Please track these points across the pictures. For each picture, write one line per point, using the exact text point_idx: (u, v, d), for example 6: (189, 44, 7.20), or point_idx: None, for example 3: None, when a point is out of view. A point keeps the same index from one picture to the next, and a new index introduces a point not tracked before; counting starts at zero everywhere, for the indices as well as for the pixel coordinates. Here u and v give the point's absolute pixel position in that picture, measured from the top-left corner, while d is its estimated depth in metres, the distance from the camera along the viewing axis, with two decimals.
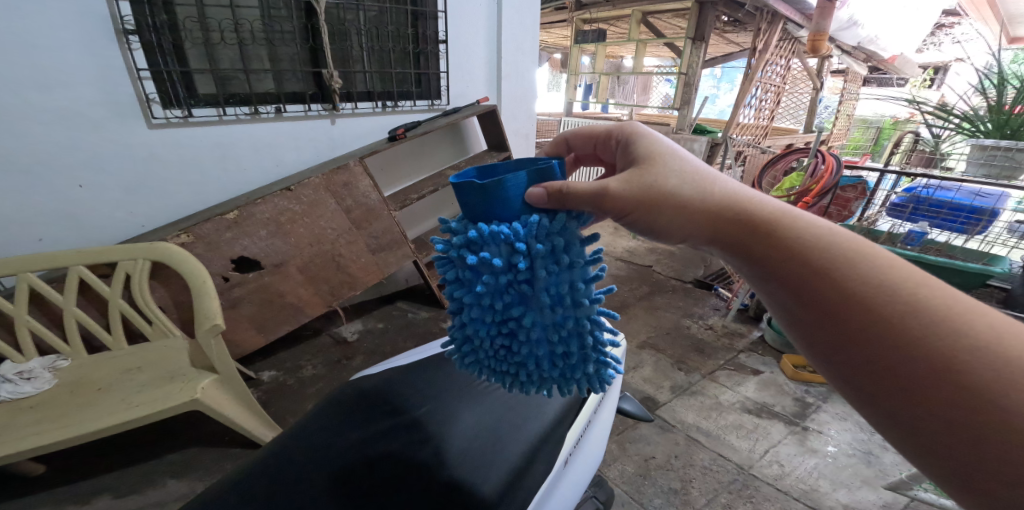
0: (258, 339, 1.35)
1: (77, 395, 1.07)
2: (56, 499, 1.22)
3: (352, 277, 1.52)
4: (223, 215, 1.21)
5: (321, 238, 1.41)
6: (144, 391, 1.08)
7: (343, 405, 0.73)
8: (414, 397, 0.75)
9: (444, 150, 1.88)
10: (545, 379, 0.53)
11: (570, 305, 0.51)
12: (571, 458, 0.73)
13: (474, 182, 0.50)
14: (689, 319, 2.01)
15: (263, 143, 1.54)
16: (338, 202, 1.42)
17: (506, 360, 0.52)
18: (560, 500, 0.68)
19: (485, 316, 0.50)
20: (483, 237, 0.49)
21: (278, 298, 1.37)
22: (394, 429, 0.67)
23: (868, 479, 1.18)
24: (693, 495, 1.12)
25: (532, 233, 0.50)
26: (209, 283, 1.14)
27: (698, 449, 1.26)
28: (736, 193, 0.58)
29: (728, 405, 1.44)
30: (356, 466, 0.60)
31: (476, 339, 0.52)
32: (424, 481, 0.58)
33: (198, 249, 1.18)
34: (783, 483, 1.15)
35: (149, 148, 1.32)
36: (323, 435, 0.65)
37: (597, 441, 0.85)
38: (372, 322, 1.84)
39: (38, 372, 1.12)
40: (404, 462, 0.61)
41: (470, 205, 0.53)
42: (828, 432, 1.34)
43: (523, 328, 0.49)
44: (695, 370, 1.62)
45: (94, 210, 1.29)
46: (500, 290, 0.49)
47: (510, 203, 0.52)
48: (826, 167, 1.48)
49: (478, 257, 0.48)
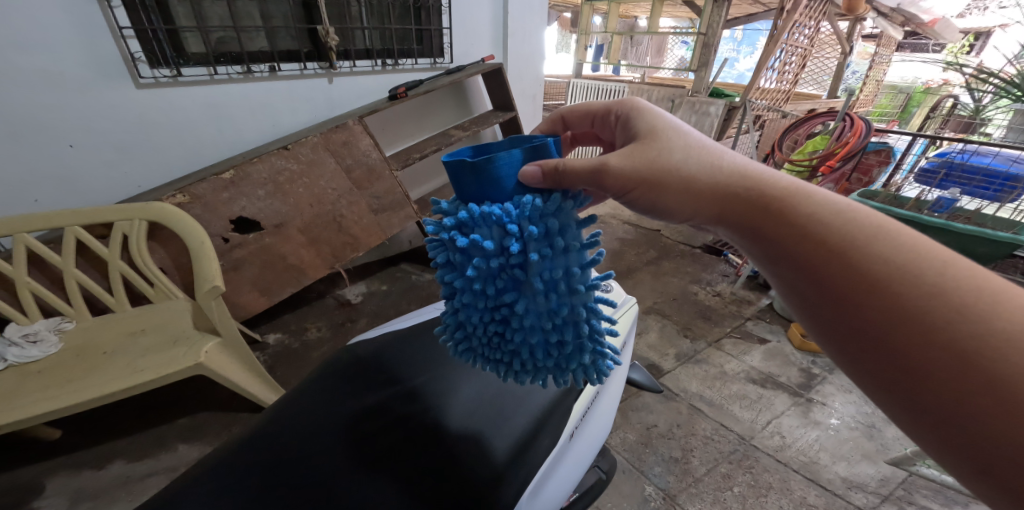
0: (261, 301, 1.34)
1: (80, 360, 1.06)
2: (69, 460, 1.24)
3: (354, 240, 1.48)
4: (219, 175, 1.17)
5: (322, 198, 1.37)
6: (146, 356, 1.07)
7: (348, 368, 0.71)
8: (413, 365, 0.73)
9: (447, 110, 1.82)
10: (537, 370, 0.49)
11: (565, 292, 0.46)
12: (576, 432, 0.71)
13: (465, 161, 0.47)
14: (697, 285, 1.98)
15: (259, 103, 1.49)
16: (338, 161, 1.36)
17: (500, 347, 0.48)
18: (563, 477, 0.67)
19: (478, 301, 0.46)
20: (474, 219, 0.46)
21: (280, 260, 1.34)
22: (394, 399, 0.65)
23: (869, 453, 1.17)
24: (693, 464, 1.12)
25: (524, 216, 0.46)
26: (208, 245, 1.10)
27: (700, 418, 1.25)
28: (746, 167, 0.53)
29: (734, 375, 1.42)
30: (355, 438, 0.58)
31: (469, 325, 0.49)
32: (421, 455, 0.56)
33: (195, 209, 1.15)
34: (784, 454, 1.15)
35: (140, 110, 1.28)
36: (325, 403, 0.63)
37: (602, 417, 0.82)
38: (376, 285, 1.81)
39: (44, 335, 1.11)
40: (401, 436, 0.59)
41: (463, 187, 0.49)
42: (833, 404, 1.33)
43: (516, 317, 0.46)
44: (701, 337, 1.61)
45: (89, 172, 1.26)
46: (492, 275, 0.46)
47: (502, 183, 0.49)
48: (855, 131, 1.43)
49: (469, 239, 0.45)
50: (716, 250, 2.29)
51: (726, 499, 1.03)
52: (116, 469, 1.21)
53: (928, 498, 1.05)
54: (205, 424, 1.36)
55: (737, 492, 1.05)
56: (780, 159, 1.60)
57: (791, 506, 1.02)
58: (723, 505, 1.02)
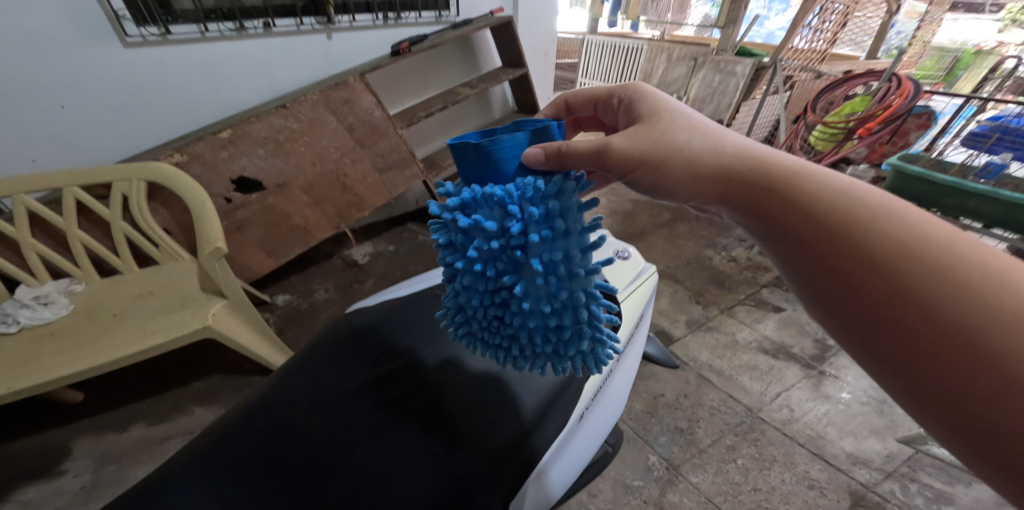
0: (269, 262, 1.27)
1: (90, 322, 0.98)
2: (92, 424, 1.23)
3: (359, 199, 1.34)
4: (216, 133, 1.04)
5: (324, 156, 1.24)
6: (155, 318, 0.98)
7: (348, 338, 0.65)
8: (416, 335, 0.67)
9: (454, 67, 1.73)
10: (536, 357, 0.45)
11: (565, 276, 0.42)
12: (586, 414, 0.67)
13: (469, 143, 0.43)
14: (711, 249, 1.82)
15: (254, 62, 1.37)
16: (338, 118, 1.22)
17: (499, 332, 0.44)
18: (573, 456, 0.64)
19: (478, 283, 0.42)
20: (476, 199, 0.42)
21: (285, 220, 1.24)
22: (395, 374, 0.60)
23: (878, 429, 1.12)
24: (698, 435, 1.10)
25: (526, 197, 0.42)
26: (210, 205, 1.00)
27: (708, 389, 1.22)
28: (752, 151, 0.51)
29: (745, 344, 1.36)
30: (358, 416, 0.54)
31: (468, 309, 0.44)
32: (425, 433, 0.53)
33: (194, 170, 1.04)
34: (790, 428, 1.12)
35: (130, 71, 1.17)
36: (325, 378, 0.58)
37: (616, 393, 0.79)
38: (383, 245, 1.73)
39: (54, 298, 1.03)
40: (402, 414, 0.55)
41: (466, 168, 0.45)
42: (845, 378, 1.25)
43: (517, 302, 0.41)
44: (713, 304, 1.53)
45: (85, 132, 1.18)
46: (493, 257, 0.41)
47: (508, 165, 0.44)
48: (901, 94, 1.34)
49: (471, 219, 0.41)
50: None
51: (730, 471, 1.02)
52: (137, 433, 1.20)
53: (933, 476, 1.01)
54: (218, 388, 1.33)
55: (740, 465, 1.03)
56: (815, 121, 1.55)
57: (795, 480, 1.01)
58: (726, 477, 1.01)
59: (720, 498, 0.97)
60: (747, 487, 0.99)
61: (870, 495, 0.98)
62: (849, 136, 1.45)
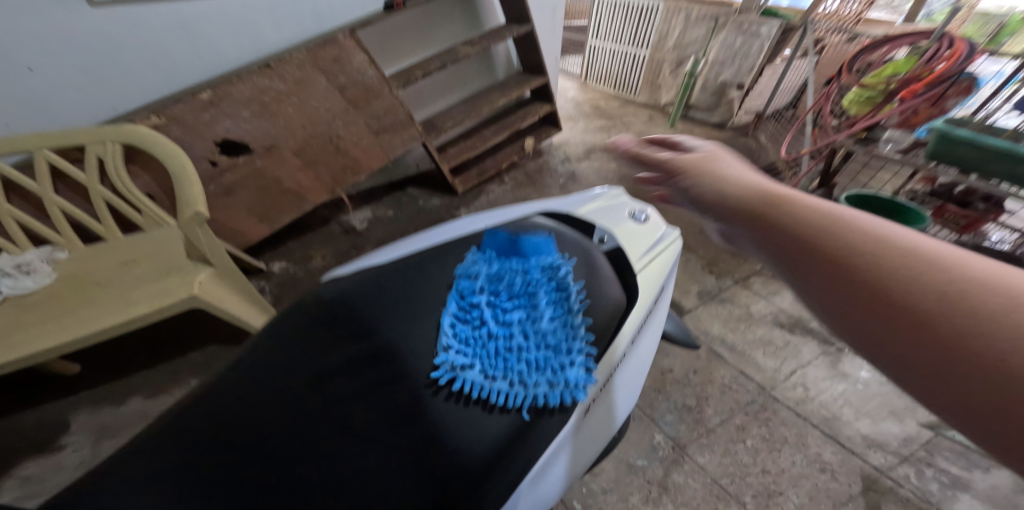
0: (261, 229, 1.19)
1: (70, 293, 0.80)
2: (92, 395, 1.13)
3: (355, 163, 1.26)
4: (195, 94, 0.94)
5: (315, 118, 1.12)
6: (143, 288, 0.81)
7: (312, 313, 0.54)
8: (388, 308, 0.54)
9: (453, 22, 1.47)
10: (528, 395, 0.46)
11: (566, 310, 0.52)
12: (591, 408, 0.54)
13: (505, 234, 0.60)
14: None
15: (234, 18, 1.13)
16: (330, 79, 1.09)
17: (501, 360, 0.48)
18: (568, 464, 0.53)
19: (498, 313, 0.51)
20: (508, 260, 0.57)
21: (275, 184, 1.15)
22: (364, 359, 0.50)
23: (897, 410, 1.04)
24: (707, 413, 1.04)
25: (541, 265, 0.56)
26: (182, 163, 0.86)
27: (718, 365, 1.14)
28: (685, 162, 0.40)
29: (759, 317, 1.26)
30: (324, 410, 0.46)
31: (478, 335, 0.50)
32: (402, 432, 0.45)
33: (174, 133, 0.94)
34: (804, 408, 1.05)
35: (98, 28, 0.98)
36: (284, 364, 0.49)
37: (632, 384, 0.64)
38: (382, 210, 1.58)
39: (35, 265, 0.82)
40: (376, 410, 0.47)
41: (499, 244, 0.61)
42: (865, 355, 1.17)
43: (529, 336, 0.49)
44: (728, 274, 1.40)
45: (53, 97, 1.01)
46: (514, 294, 0.53)
47: (528, 249, 0.59)
48: (954, 54, 1.17)
49: (502, 273, 0.56)
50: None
51: (738, 452, 0.96)
52: (135, 407, 1.10)
53: (951, 461, 0.95)
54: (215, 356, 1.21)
55: (750, 445, 0.97)
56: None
57: (806, 462, 0.95)
58: (734, 458, 0.95)
59: (728, 480, 0.92)
60: (756, 469, 0.94)
61: (883, 480, 0.92)
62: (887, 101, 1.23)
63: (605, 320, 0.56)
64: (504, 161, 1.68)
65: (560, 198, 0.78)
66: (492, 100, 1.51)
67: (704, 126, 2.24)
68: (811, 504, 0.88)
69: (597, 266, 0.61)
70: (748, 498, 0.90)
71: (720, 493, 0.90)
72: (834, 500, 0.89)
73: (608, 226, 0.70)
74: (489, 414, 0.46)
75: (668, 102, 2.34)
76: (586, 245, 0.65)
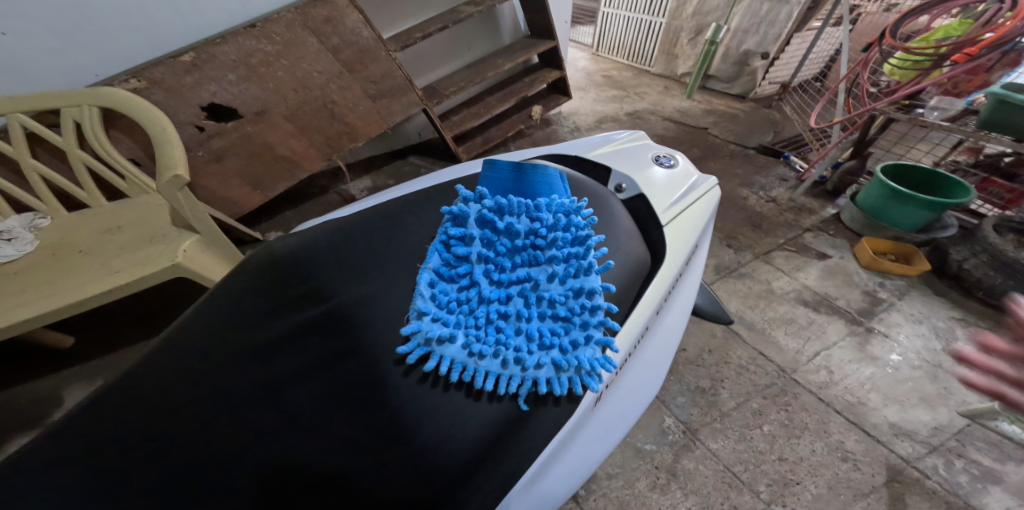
0: (255, 197, 1.15)
1: (50, 261, 0.77)
2: None
3: (352, 129, 1.21)
4: (177, 56, 0.89)
5: (307, 82, 1.07)
6: (125, 254, 0.78)
7: (254, 269, 0.46)
8: (355, 268, 0.49)
9: None
10: (528, 377, 0.40)
11: (578, 275, 0.45)
12: (605, 392, 0.52)
13: (510, 161, 0.50)
14: (747, 189, 1.56)
15: None
16: (321, 40, 1.04)
17: (496, 332, 0.41)
18: (580, 452, 0.49)
19: (495, 274, 0.44)
20: (511, 204, 0.47)
21: (268, 151, 1.10)
22: (316, 325, 0.44)
23: (928, 397, 0.96)
24: (722, 397, 0.94)
25: (552, 205, 0.49)
26: (160, 125, 0.82)
27: (736, 344, 1.04)
28: None
29: (782, 295, 1.17)
30: (263, 391, 0.38)
31: (470, 302, 0.43)
32: (362, 418, 0.39)
33: (156, 97, 0.89)
34: (826, 393, 0.96)
35: None
36: (216, 332, 0.40)
37: (656, 362, 0.62)
38: (384, 180, 1.52)
39: (17, 233, 0.80)
40: (328, 390, 0.40)
41: (496, 181, 0.50)
42: (896, 337, 1.08)
43: (531, 302, 0.43)
44: (747, 249, 1.31)
45: None
46: (516, 251, 0.46)
47: (538, 188, 0.50)
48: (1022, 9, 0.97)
49: (503, 222, 0.46)
50: (775, 151, 1.74)
51: (754, 438, 0.87)
52: None
53: (984, 452, 0.87)
54: None
55: (767, 431, 0.88)
56: (893, 46, 1.20)
57: (827, 450, 0.86)
58: (749, 444, 0.86)
59: (741, 468, 0.83)
60: (772, 456, 0.85)
61: (909, 471, 0.84)
62: (939, 63, 1.11)
63: (624, 280, 0.55)
64: (510, 130, 1.61)
65: (571, 148, 0.79)
66: (497, 66, 1.43)
67: (723, 97, 2.14)
68: (830, 494, 0.80)
69: (612, 216, 0.59)
70: (762, 487, 0.81)
71: (732, 481, 0.81)
72: (854, 491, 0.81)
73: (627, 173, 0.69)
74: (474, 401, 0.40)
75: (684, 73, 2.23)
76: (599, 191, 0.62)
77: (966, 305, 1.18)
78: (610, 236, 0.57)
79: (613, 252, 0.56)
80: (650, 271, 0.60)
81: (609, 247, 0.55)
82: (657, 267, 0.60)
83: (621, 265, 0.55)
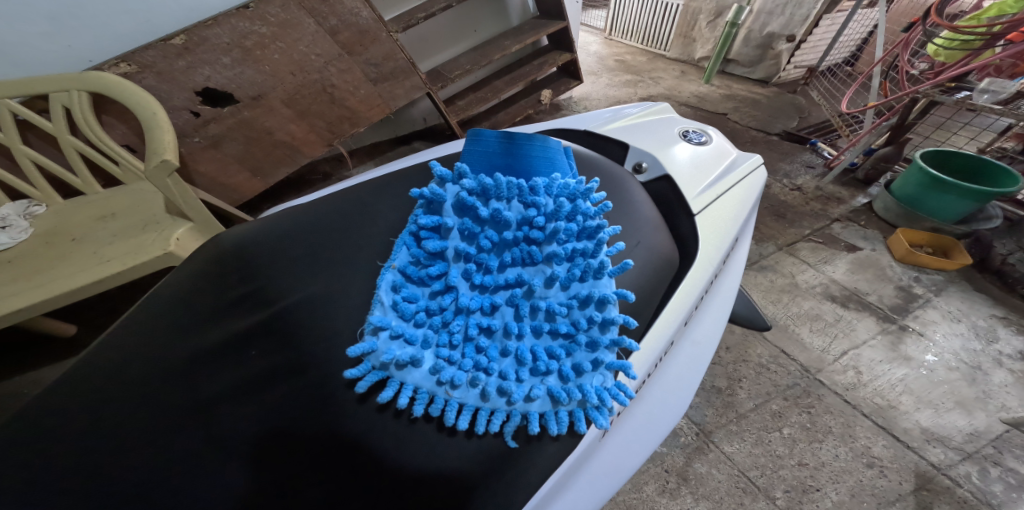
0: (255, 184, 1.13)
1: (40, 250, 0.76)
2: None
3: (353, 113, 1.19)
4: (168, 38, 0.86)
5: (305, 65, 1.03)
6: (117, 243, 0.76)
7: (194, 274, 0.43)
8: (324, 263, 0.45)
9: None
10: (516, 412, 0.35)
11: (582, 277, 0.39)
12: (616, 418, 0.46)
13: (498, 132, 0.44)
14: (769, 177, 1.48)
15: None
16: (318, 20, 1.00)
17: (478, 353, 0.36)
18: (589, 482, 0.43)
19: (478, 276, 0.39)
20: (499, 185, 0.42)
21: (267, 136, 1.08)
22: (260, 332, 0.41)
23: (965, 401, 0.88)
24: (739, 397, 0.88)
25: (553, 187, 0.43)
26: (150, 111, 0.79)
27: (756, 341, 0.98)
28: None
29: (807, 289, 1.09)
30: (193, 410, 0.36)
31: (447, 316, 0.38)
32: (301, 442, 0.36)
33: (148, 81, 0.87)
34: (854, 394, 0.88)
35: None
36: (144, 349, 0.37)
37: (683, 379, 0.56)
38: None
39: (11, 221, 0.79)
40: (265, 415, 0.37)
41: (484, 157, 0.45)
42: (932, 336, 1.00)
43: (521, 314, 0.38)
44: (770, 240, 1.24)
45: None
46: (505, 248, 0.41)
47: (536, 163, 0.45)
48: None
49: (489, 210, 0.41)
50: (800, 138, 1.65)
51: (771, 442, 0.81)
52: None
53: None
54: None
55: (787, 435, 0.82)
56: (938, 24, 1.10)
57: (851, 456, 0.79)
58: (767, 448, 0.80)
59: (757, 473, 0.77)
60: (791, 461, 0.79)
61: (940, 478, 0.77)
62: (991, 43, 1.01)
63: (641, 280, 0.49)
64: (517, 115, 1.56)
65: (581, 119, 0.74)
66: (504, 48, 1.37)
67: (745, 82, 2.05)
68: (852, 503, 0.74)
69: (631, 201, 0.54)
70: (779, 493, 0.75)
71: (746, 487, 0.76)
72: (880, 499, 0.74)
73: (648, 149, 0.63)
74: (447, 436, 0.36)
75: (703, 57, 2.14)
76: (615, 171, 0.57)
77: (1011, 302, 1.08)
78: (629, 226, 0.52)
79: (632, 247, 0.50)
80: (678, 272, 0.55)
81: (627, 242, 0.50)
82: (686, 267, 0.55)
83: (642, 261, 0.50)
